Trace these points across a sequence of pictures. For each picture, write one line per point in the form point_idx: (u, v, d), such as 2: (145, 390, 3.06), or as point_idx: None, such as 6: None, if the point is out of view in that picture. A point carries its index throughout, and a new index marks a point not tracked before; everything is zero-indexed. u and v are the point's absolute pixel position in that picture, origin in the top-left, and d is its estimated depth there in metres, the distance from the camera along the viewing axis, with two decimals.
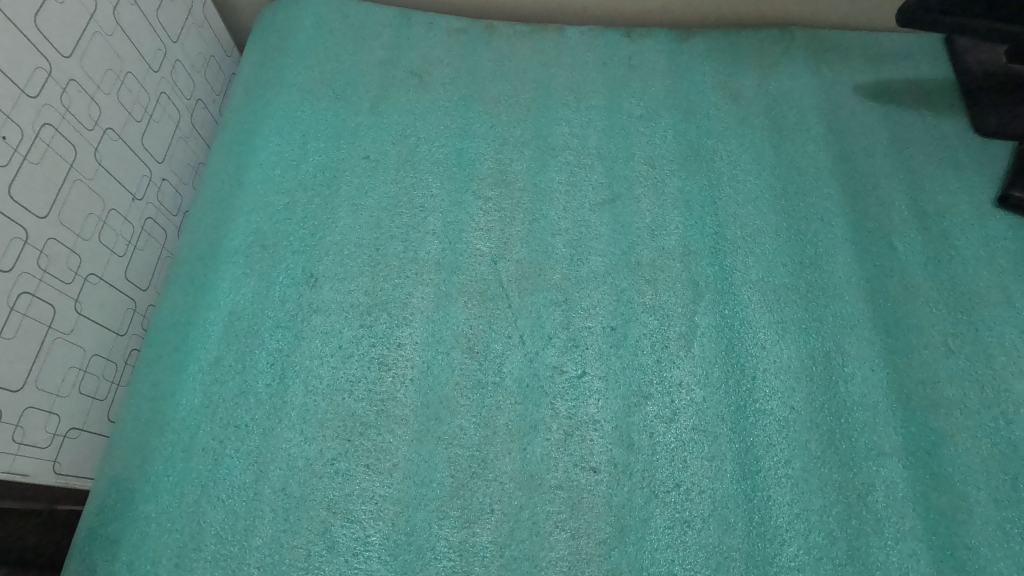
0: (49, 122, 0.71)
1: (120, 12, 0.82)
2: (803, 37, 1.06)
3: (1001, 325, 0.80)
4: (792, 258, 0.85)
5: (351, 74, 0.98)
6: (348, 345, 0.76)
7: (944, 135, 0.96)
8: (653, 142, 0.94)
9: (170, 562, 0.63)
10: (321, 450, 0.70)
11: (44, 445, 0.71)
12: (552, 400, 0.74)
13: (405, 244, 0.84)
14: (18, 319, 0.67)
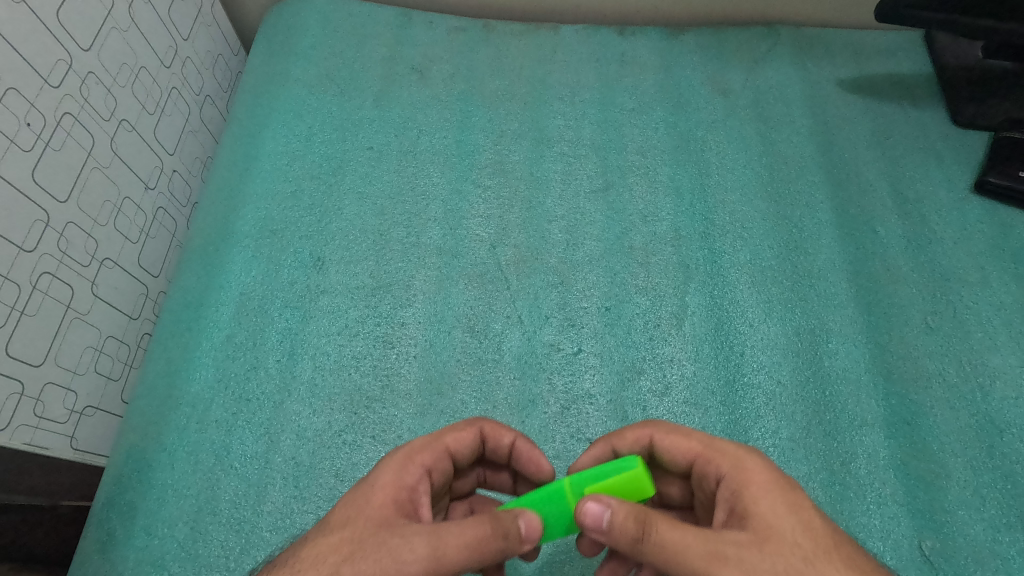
0: (69, 111, 0.74)
1: (135, 10, 0.86)
2: (788, 34, 1.10)
3: (977, 303, 0.84)
4: (778, 241, 0.89)
5: (355, 70, 1.02)
6: (355, 325, 0.80)
7: (924, 126, 1.00)
8: (645, 134, 0.98)
9: (186, 525, 0.66)
10: (329, 422, 0.73)
11: (61, 420, 0.74)
12: (550, 375, 0.78)
13: (408, 229, 0.87)
14: (40, 297, 0.70)
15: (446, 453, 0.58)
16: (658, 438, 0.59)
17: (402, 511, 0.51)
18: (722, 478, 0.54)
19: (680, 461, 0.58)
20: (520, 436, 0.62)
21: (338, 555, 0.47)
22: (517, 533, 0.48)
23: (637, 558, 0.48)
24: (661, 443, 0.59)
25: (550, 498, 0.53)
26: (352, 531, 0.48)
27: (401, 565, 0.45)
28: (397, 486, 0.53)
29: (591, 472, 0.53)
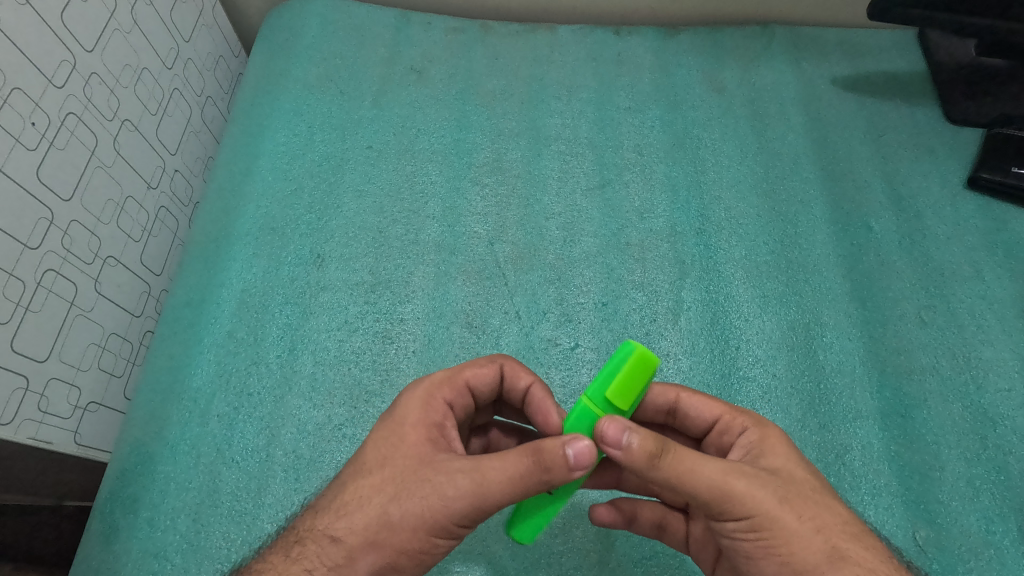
0: (73, 111, 0.76)
1: (138, 12, 0.87)
2: (782, 33, 1.11)
3: (970, 297, 0.85)
4: (773, 236, 0.90)
5: (354, 71, 1.03)
6: (354, 320, 0.81)
7: (917, 123, 1.01)
8: (641, 132, 0.99)
9: (188, 517, 0.68)
10: (329, 416, 0.74)
11: (66, 416, 0.75)
12: (547, 369, 0.79)
13: (407, 227, 0.88)
14: (44, 294, 0.71)
15: (466, 388, 0.58)
16: (684, 398, 0.61)
17: (438, 446, 0.52)
18: (743, 432, 0.57)
19: (701, 420, 0.60)
20: (538, 380, 0.61)
21: (382, 497, 0.49)
22: (563, 466, 0.47)
23: (650, 476, 0.49)
24: (684, 405, 0.61)
25: (582, 422, 0.52)
26: (391, 472, 0.50)
27: (446, 501, 0.48)
28: (428, 424, 0.53)
29: (597, 377, 0.51)
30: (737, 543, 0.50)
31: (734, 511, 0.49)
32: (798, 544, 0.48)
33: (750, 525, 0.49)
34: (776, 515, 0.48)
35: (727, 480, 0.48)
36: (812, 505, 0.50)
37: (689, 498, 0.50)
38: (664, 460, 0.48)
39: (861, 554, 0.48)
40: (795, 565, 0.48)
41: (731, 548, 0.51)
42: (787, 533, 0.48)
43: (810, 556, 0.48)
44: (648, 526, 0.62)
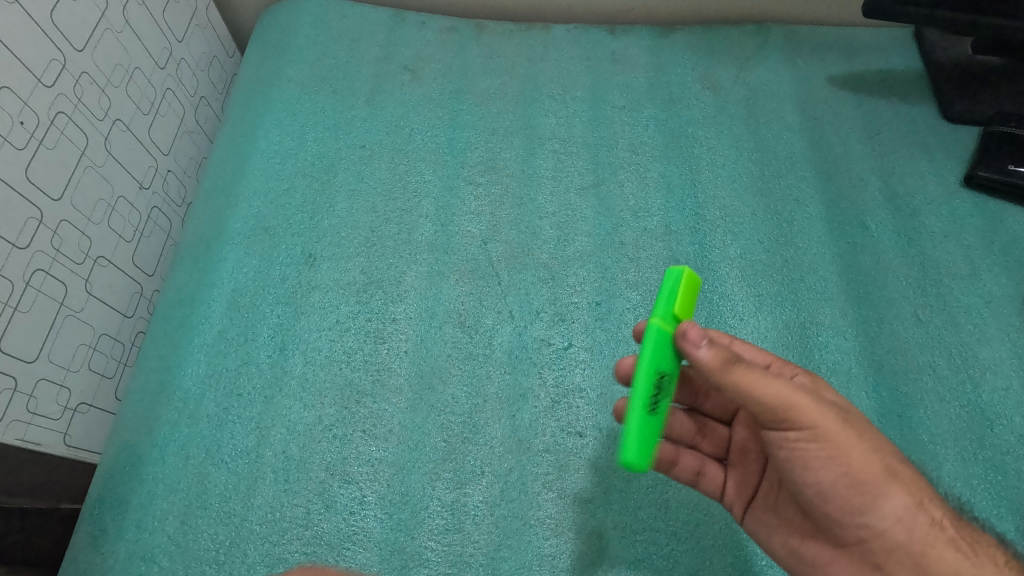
0: (63, 110, 0.75)
1: (130, 11, 0.87)
2: (778, 32, 1.11)
3: (968, 296, 0.84)
4: (768, 235, 0.89)
5: (348, 70, 1.03)
6: (345, 320, 0.80)
7: (913, 121, 1.01)
8: (636, 131, 0.99)
9: (177, 519, 0.67)
10: (319, 417, 0.73)
11: (55, 417, 0.74)
12: (540, 368, 0.78)
13: (399, 226, 0.88)
14: (33, 294, 0.71)
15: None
16: None
17: None
18: None
19: None
20: None
21: None
22: None
23: (721, 382, 0.54)
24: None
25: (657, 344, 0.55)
26: None
27: None
28: None
29: (658, 300, 0.57)
30: (797, 455, 0.56)
31: (801, 423, 0.54)
32: (860, 457, 0.55)
33: (818, 438, 0.54)
34: (842, 431, 0.55)
35: (797, 395, 0.54)
36: (870, 429, 0.57)
37: (759, 409, 0.55)
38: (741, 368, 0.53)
39: (908, 472, 0.57)
40: (857, 477, 0.55)
41: (790, 462, 0.57)
42: (849, 448, 0.55)
43: (870, 469, 0.55)
44: (688, 471, 0.68)
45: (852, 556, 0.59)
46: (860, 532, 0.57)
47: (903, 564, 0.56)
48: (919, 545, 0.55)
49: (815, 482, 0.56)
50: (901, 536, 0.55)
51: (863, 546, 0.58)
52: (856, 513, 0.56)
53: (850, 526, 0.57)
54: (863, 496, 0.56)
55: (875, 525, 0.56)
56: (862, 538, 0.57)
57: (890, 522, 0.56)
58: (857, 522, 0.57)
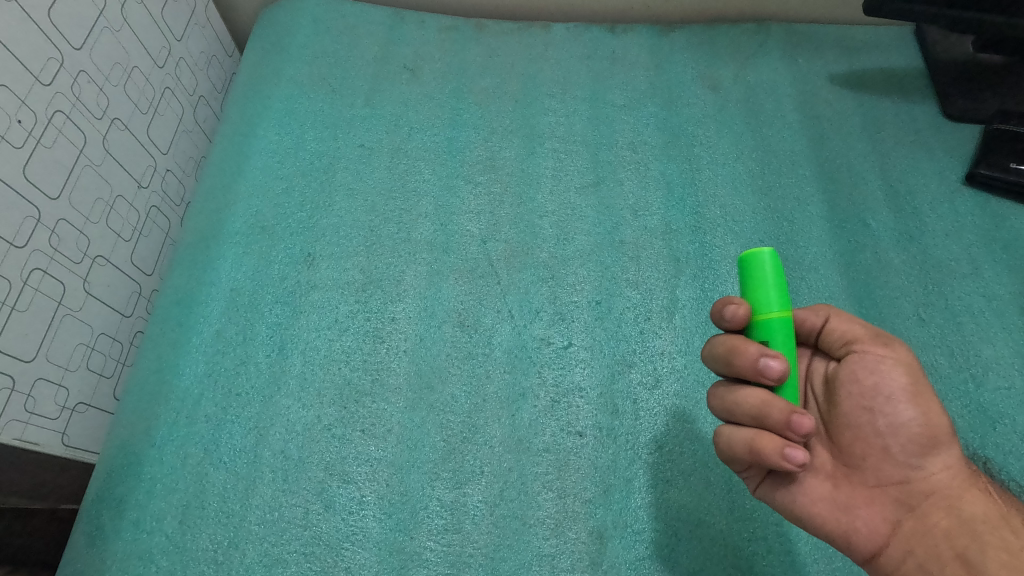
0: (61, 109, 0.75)
1: (128, 10, 0.87)
2: (779, 30, 1.11)
3: (970, 295, 0.84)
4: (769, 234, 0.89)
5: (347, 70, 1.03)
6: (345, 320, 0.80)
7: (914, 119, 1.00)
8: (636, 129, 0.98)
9: (175, 519, 0.67)
10: (318, 417, 0.73)
11: (53, 417, 0.74)
12: (540, 368, 0.77)
13: (398, 225, 0.88)
14: (31, 294, 0.70)
15: None
16: None
17: None
18: None
19: None
20: None
21: None
22: None
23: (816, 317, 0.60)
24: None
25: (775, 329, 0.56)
26: None
27: None
28: None
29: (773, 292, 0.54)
30: (879, 387, 0.55)
31: (898, 354, 0.56)
32: (935, 401, 0.55)
33: (909, 370, 0.55)
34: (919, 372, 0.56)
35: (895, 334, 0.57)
36: None
37: (859, 335, 0.57)
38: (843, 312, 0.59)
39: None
40: (928, 414, 0.55)
41: (871, 390, 0.55)
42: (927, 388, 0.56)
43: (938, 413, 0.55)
44: None
45: (888, 502, 0.55)
46: (908, 472, 0.54)
47: (938, 507, 0.54)
48: (956, 491, 0.54)
49: (888, 413, 0.55)
50: (945, 479, 0.54)
51: (905, 490, 0.54)
52: (914, 450, 0.54)
53: (903, 465, 0.54)
54: (927, 434, 0.54)
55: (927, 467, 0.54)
56: (909, 479, 0.54)
57: (940, 465, 0.54)
58: (911, 460, 0.54)
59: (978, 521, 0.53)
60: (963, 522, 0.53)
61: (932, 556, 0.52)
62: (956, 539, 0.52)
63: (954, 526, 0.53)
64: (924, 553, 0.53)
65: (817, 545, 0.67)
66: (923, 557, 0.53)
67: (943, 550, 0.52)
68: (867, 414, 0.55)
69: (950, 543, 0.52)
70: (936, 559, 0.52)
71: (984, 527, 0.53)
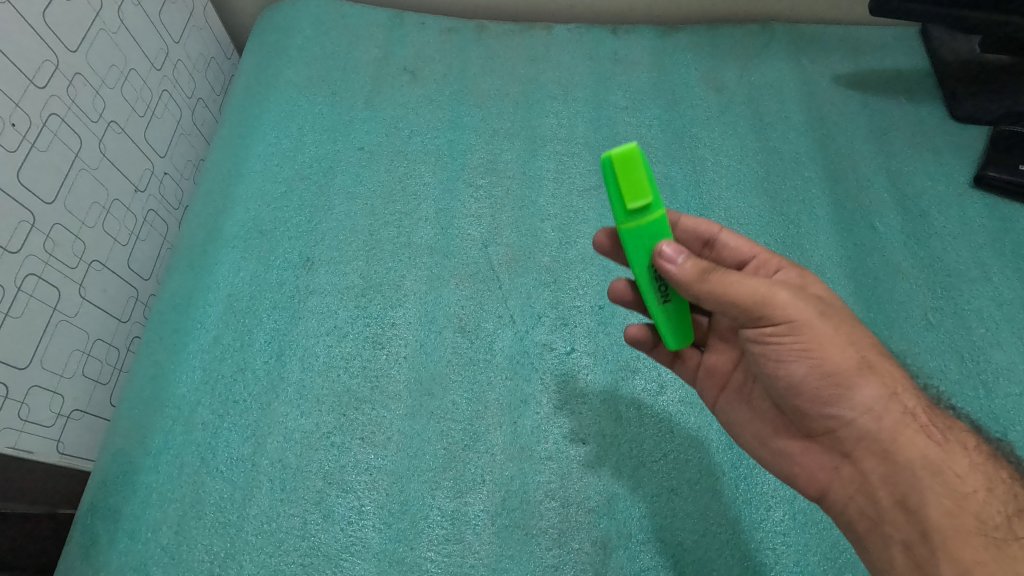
0: (56, 112, 0.74)
1: (125, 11, 0.86)
2: (783, 31, 1.09)
3: (979, 298, 0.82)
4: (774, 237, 0.88)
5: (347, 72, 1.02)
6: (344, 325, 0.79)
7: (921, 120, 0.99)
8: (638, 131, 0.97)
9: (170, 529, 0.66)
10: (317, 424, 0.72)
11: (47, 424, 0.73)
12: (542, 374, 0.76)
13: (398, 229, 0.86)
14: (26, 299, 0.69)
15: None
16: (723, 235, 0.67)
17: None
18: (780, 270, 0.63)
19: (737, 255, 0.67)
20: None
21: None
22: None
23: (697, 290, 0.55)
24: (717, 241, 0.67)
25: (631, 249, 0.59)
26: None
27: None
28: None
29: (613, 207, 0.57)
30: (769, 352, 0.56)
31: (778, 318, 0.54)
32: (835, 353, 0.54)
33: (793, 331, 0.54)
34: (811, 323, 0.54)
35: (777, 293, 0.54)
36: (849, 322, 0.55)
37: (727, 308, 0.55)
38: (716, 275, 0.54)
39: (886, 366, 0.55)
40: (829, 367, 0.54)
41: (760, 356, 0.57)
42: (821, 339, 0.54)
43: (846, 363, 0.54)
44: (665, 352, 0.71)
45: (822, 449, 0.58)
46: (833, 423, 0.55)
47: (870, 453, 0.54)
48: (888, 434, 0.53)
49: (784, 376, 0.56)
50: (872, 428, 0.53)
51: (836, 439, 0.56)
52: (826, 404, 0.55)
53: (822, 417, 0.56)
54: (833, 389, 0.54)
55: (849, 418, 0.54)
56: (833, 429, 0.56)
57: (860, 414, 0.54)
58: (831, 412, 0.55)
59: (916, 467, 0.52)
60: (898, 467, 0.52)
61: (871, 505, 0.54)
62: (893, 488, 0.52)
63: (886, 474, 0.53)
64: (862, 499, 0.55)
65: (825, 554, 0.66)
66: (863, 503, 0.55)
67: (883, 499, 0.53)
68: (767, 375, 0.58)
69: (888, 490, 0.53)
70: (876, 506, 0.54)
71: (924, 473, 0.51)
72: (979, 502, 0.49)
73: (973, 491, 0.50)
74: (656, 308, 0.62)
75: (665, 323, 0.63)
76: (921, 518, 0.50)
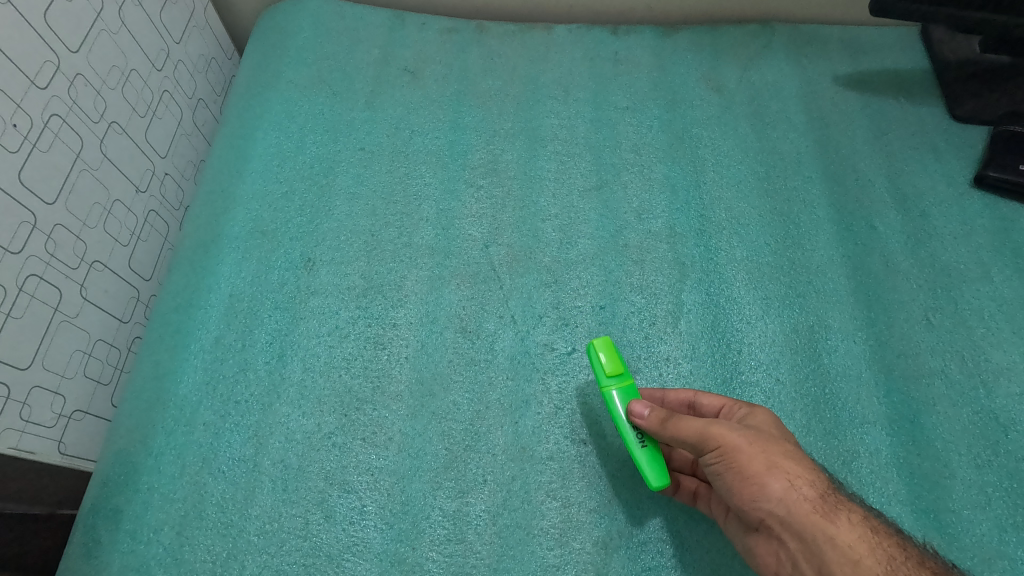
0: (57, 113, 0.74)
1: (125, 12, 0.86)
2: (783, 31, 1.09)
3: (979, 299, 0.82)
4: (775, 237, 0.88)
5: (347, 72, 1.02)
6: (345, 326, 0.79)
7: (921, 121, 0.99)
8: (639, 132, 0.97)
9: (172, 530, 0.66)
10: (318, 424, 0.72)
11: (49, 425, 0.73)
12: (543, 375, 0.76)
13: (400, 230, 0.87)
14: (26, 300, 0.69)
15: None
16: (699, 395, 0.67)
17: None
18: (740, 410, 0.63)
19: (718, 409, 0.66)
20: None
21: None
22: None
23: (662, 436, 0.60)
24: (697, 402, 0.67)
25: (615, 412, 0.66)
26: None
27: None
28: None
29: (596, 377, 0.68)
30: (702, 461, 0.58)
31: (706, 444, 0.56)
32: (747, 460, 0.54)
33: (715, 447, 0.56)
34: (719, 433, 0.56)
35: (710, 427, 0.56)
36: (758, 429, 0.57)
37: (683, 444, 0.59)
38: (672, 423, 0.59)
39: (791, 458, 0.55)
40: (735, 463, 0.55)
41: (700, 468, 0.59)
42: (729, 446, 0.55)
43: (750, 461, 0.54)
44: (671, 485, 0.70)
45: (760, 540, 0.57)
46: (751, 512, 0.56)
47: (789, 538, 0.53)
48: (799, 520, 0.52)
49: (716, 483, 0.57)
50: (783, 517, 0.53)
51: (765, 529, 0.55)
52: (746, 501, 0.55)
53: (746, 512, 0.55)
54: (743, 488, 0.54)
55: (768, 509, 0.53)
56: (758, 521, 0.55)
57: (773, 508, 0.53)
58: (750, 506, 0.54)
59: (821, 542, 0.51)
60: (810, 547, 0.51)
61: None
62: (810, 566, 0.52)
63: (803, 552, 0.52)
64: None
65: None
66: None
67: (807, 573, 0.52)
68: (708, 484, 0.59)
69: (809, 566, 0.52)
70: None
71: (825, 545, 0.51)
72: (870, 568, 0.49)
73: (863, 558, 0.50)
74: (634, 448, 0.64)
75: (643, 458, 0.63)
76: None
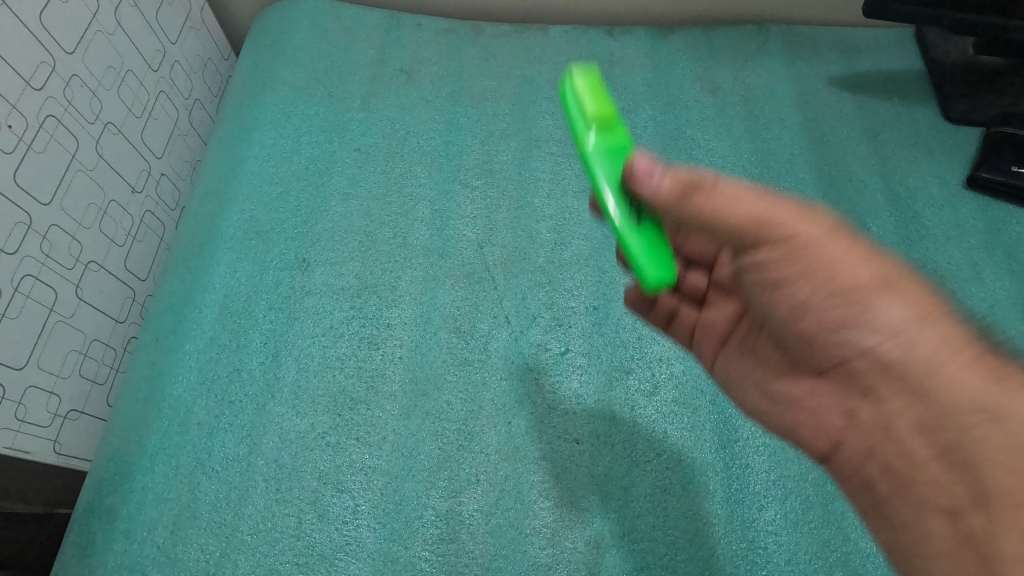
0: (53, 113, 0.74)
1: (121, 13, 0.86)
2: (778, 32, 1.10)
3: (971, 299, 0.83)
4: None
5: (343, 73, 1.02)
6: (339, 326, 0.79)
7: (914, 122, 1.00)
8: (634, 132, 0.98)
9: (166, 529, 0.66)
10: (312, 424, 0.72)
11: (44, 424, 0.73)
12: (537, 375, 0.76)
13: (394, 230, 0.87)
14: (22, 300, 0.70)
15: None
16: None
17: None
18: None
19: None
20: None
21: None
22: None
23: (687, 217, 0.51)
24: None
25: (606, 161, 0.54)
26: None
27: None
28: None
29: (572, 119, 0.56)
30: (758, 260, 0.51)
31: (772, 237, 0.50)
32: (849, 272, 0.48)
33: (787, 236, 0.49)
34: (797, 224, 0.49)
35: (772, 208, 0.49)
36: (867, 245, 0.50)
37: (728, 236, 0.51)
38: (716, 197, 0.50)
39: (912, 286, 0.48)
40: (840, 285, 0.48)
41: (762, 282, 0.52)
42: (806, 238, 0.49)
43: (857, 280, 0.48)
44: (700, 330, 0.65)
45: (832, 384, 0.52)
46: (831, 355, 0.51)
47: (899, 389, 0.47)
48: (923, 365, 0.46)
49: (789, 297, 0.51)
50: (895, 357, 0.47)
51: (844, 371, 0.51)
52: (839, 328, 0.49)
53: (832, 343, 0.50)
54: (843, 310, 0.49)
55: (860, 340, 0.48)
56: (842, 357, 0.50)
57: (884, 340, 0.47)
58: (842, 338, 0.49)
59: (962, 403, 0.44)
60: (931, 406, 0.45)
61: (903, 459, 0.47)
62: (932, 434, 0.45)
63: (923, 417, 0.46)
64: (890, 447, 0.48)
65: (816, 554, 0.66)
66: (892, 452, 0.48)
67: (921, 451, 0.46)
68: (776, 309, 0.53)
69: (932, 437, 0.45)
70: (911, 456, 0.46)
71: (942, 385, 0.45)
72: None
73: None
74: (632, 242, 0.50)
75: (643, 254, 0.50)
76: (971, 479, 0.43)
